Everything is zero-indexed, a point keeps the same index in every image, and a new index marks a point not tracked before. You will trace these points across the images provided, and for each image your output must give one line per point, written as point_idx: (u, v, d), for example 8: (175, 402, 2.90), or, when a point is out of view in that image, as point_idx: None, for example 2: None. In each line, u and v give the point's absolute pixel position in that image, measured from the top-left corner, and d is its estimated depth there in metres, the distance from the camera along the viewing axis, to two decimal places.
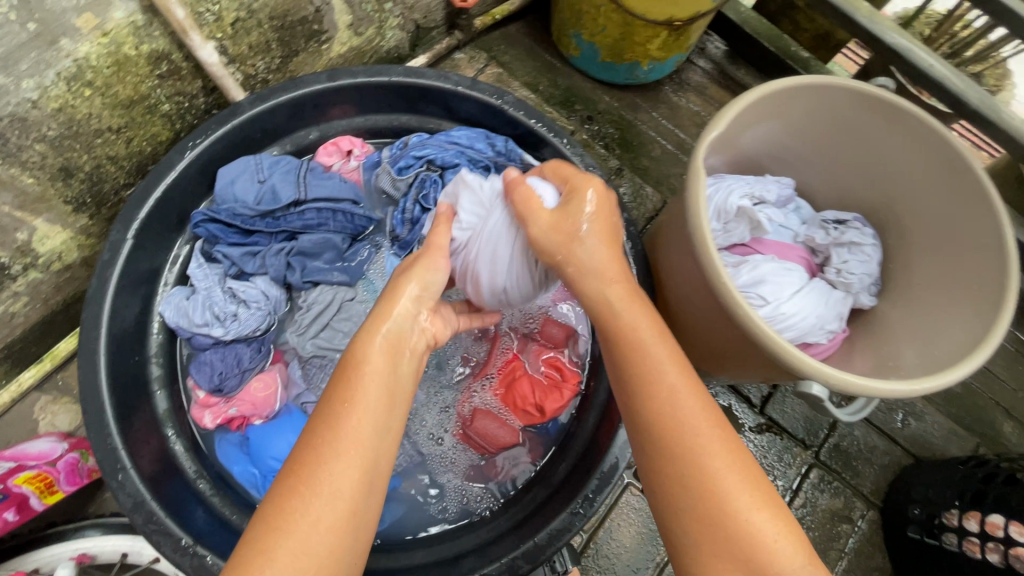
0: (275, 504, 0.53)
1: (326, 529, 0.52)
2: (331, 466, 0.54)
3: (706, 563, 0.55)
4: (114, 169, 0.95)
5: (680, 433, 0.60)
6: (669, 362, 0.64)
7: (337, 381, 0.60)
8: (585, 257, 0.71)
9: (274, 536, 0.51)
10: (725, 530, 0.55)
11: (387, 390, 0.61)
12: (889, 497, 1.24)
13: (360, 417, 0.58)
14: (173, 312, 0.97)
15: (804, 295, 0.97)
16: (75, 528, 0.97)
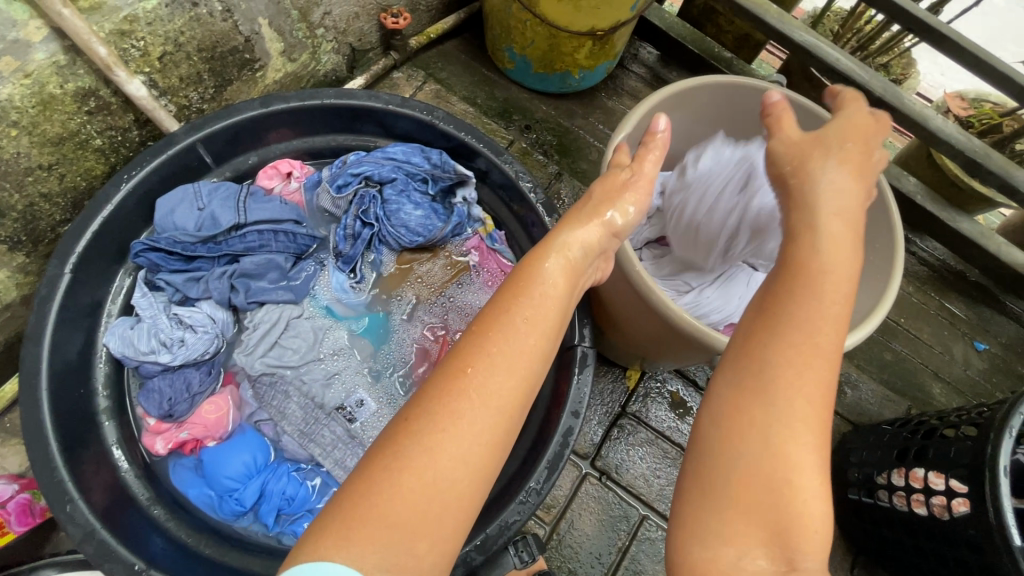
0: (418, 422, 0.54)
1: (462, 458, 0.52)
2: (472, 399, 0.54)
3: (732, 525, 0.50)
4: (49, 206, 0.96)
5: (790, 389, 0.53)
6: (841, 306, 0.56)
7: (496, 312, 0.61)
8: (820, 180, 0.64)
9: (439, 413, 0.53)
10: (780, 502, 0.50)
11: (536, 346, 0.60)
12: (832, 464, 1.32)
13: (505, 362, 0.57)
14: (117, 343, 0.98)
15: (727, 279, 1.03)
16: (29, 568, 0.96)
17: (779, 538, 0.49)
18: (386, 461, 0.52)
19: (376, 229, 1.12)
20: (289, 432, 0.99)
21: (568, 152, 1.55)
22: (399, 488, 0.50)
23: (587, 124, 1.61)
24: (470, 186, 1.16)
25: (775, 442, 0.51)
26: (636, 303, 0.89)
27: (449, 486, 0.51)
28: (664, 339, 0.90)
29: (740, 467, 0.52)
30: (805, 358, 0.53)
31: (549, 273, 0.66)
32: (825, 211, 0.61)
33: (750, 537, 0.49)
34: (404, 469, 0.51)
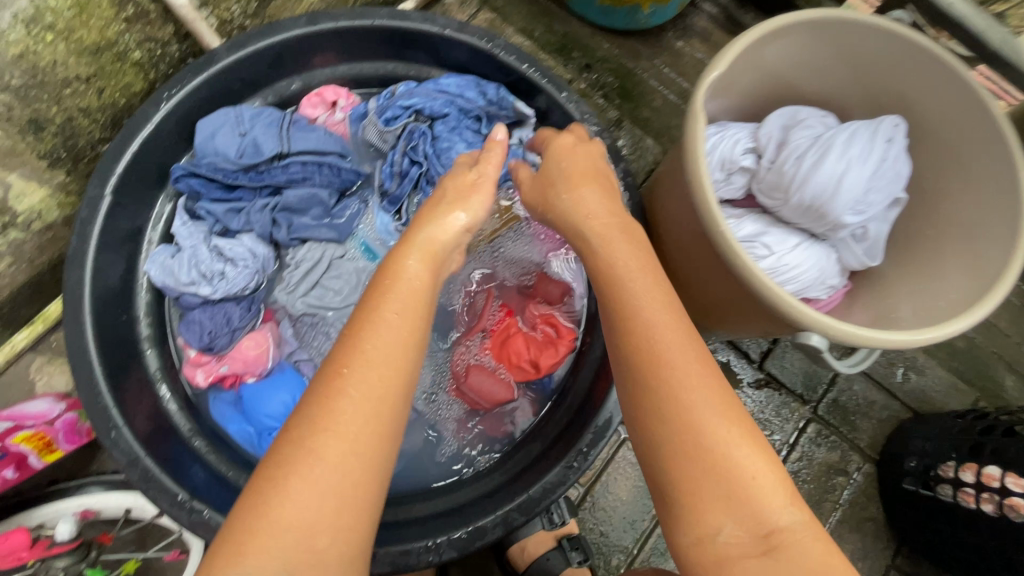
0: (301, 440, 0.51)
1: (351, 462, 0.50)
2: (353, 403, 0.52)
3: (694, 521, 0.52)
4: (88, 122, 0.91)
5: (679, 383, 0.55)
6: (658, 303, 0.60)
7: (369, 307, 0.58)
8: (566, 208, 0.73)
9: (318, 426, 0.51)
10: (720, 478, 0.52)
11: (405, 331, 0.57)
12: (886, 451, 1.24)
13: (379, 352, 0.55)
14: (158, 271, 0.94)
15: (804, 248, 0.94)
16: (76, 486, 0.98)
17: (741, 514, 0.51)
18: (281, 479, 0.49)
19: (424, 168, 1.04)
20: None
21: (630, 97, 1.41)
22: (298, 498, 0.48)
23: (653, 67, 1.45)
24: (528, 126, 1.07)
25: (685, 432, 0.54)
26: (713, 267, 0.81)
27: (343, 486, 0.50)
28: (739, 308, 0.83)
29: (668, 460, 0.54)
30: (675, 351, 0.57)
31: (404, 265, 0.63)
32: (585, 218, 0.71)
33: (717, 517, 0.52)
34: (299, 483, 0.49)
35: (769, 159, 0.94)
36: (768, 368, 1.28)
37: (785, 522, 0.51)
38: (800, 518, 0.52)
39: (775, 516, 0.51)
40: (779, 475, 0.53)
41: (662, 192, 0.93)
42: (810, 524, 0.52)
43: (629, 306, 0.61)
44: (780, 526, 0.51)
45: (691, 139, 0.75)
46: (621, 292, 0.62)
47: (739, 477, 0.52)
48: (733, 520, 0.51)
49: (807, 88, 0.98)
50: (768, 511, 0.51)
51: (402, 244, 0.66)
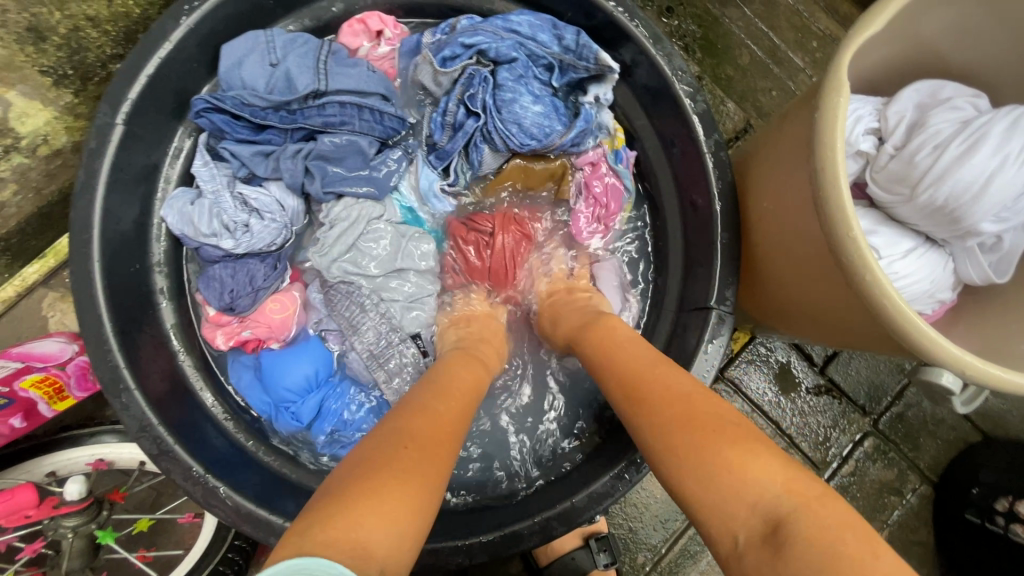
0: (375, 468, 0.47)
1: (416, 493, 0.47)
2: (426, 448, 0.51)
3: (710, 510, 0.48)
4: (96, 33, 0.78)
5: (660, 403, 0.57)
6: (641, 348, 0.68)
7: (428, 392, 0.63)
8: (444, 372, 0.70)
9: (380, 458, 0.49)
10: (711, 466, 0.49)
11: (458, 410, 0.62)
12: (949, 475, 1.13)
13: (428, 416, 0.57)
14: (176, 219, 0.84)
15: (918, 255, 0.78)
16: (89, 433, 0.90)
17: (744, 503, 0.46)
18: (349, 502, 0.44)
19: (482, 121, 0.90)
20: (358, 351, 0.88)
21: (714, 51, 1.19)
22: (371, 523, 0.43)
23: (743, 17, 1.21)
24: (608, 83, 0.92)
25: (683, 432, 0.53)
26: (822, 272, 0.68)
27: (402, 511, 0.45)
28: (843, 322, 0.70)
29: (665, 456, 0.53)
30: (657, 379, 0.61)
31: (448, 371, 0.70)
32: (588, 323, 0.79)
33: (728, 514, 0.47)
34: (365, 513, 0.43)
35: (895, 144, 0.78)
36: (830, 375, 1.16)
37: (784, 507, 0.45)
38: (803, 500, 0.45)
39: (774, 500, 0.46)
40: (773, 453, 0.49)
41: (762, 174, 0.78)
42: (817, 502, 0.44)
43: (605, 345, 0.71)
44: (785, 510, 0.44)
45: (828, 111, 0.61)
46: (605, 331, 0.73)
47: (726, 468, 0.48)
48: (741, 515, 0.46)
49: (952, 63, 0.81)
50: (756, 485, 0.47)
51: (456, 360, 0.74)
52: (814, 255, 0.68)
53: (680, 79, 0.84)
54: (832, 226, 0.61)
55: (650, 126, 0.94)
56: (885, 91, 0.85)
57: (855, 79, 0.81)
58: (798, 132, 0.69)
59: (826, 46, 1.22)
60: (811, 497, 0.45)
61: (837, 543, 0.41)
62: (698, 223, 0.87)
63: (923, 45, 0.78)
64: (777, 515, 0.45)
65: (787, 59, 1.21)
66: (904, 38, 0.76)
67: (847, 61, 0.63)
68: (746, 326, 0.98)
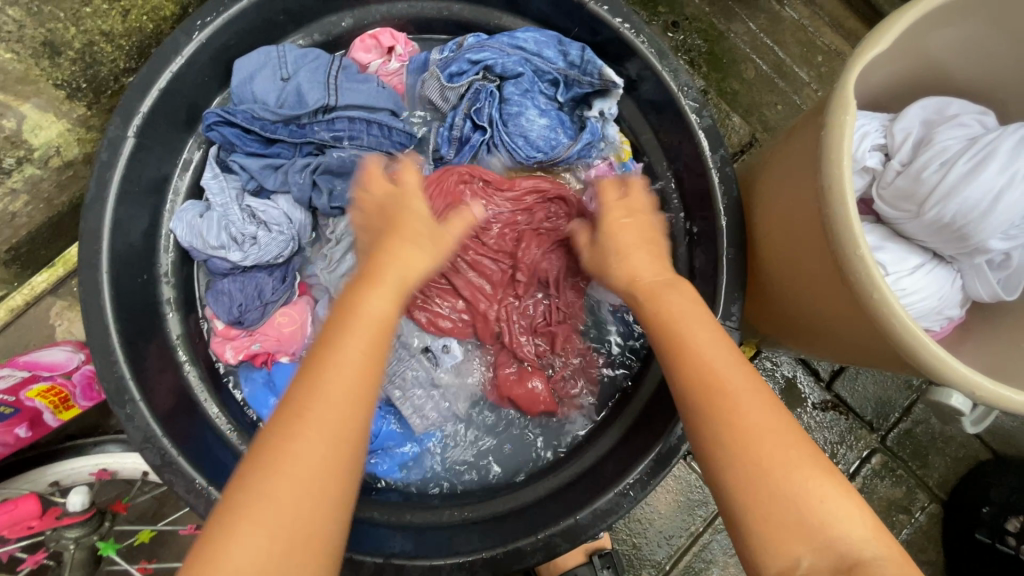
0: (253, 489, 0.46)
1: (295, 503, 0.46)
2: (307, 432, 0.49)
3: (769, 543, 0.47)
4: (110, 47, 0.80)
5: (756, 440, 0.51)
6: (710, 344, 0.58)
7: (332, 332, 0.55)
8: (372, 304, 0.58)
9: (265, 472, 0.47)
10: (784, 505, 0.48)
11: (375, 357, 0.55)
12: (958, 492, 1.11)
13: (332, 385, 0.51)
14: (185, 231, 0.85)
15: (925, 271, 0.77)
16: (94, 443, 0.91)
17: (813, 541, 0.46)
18: (225, 522, 0.45)
19: (488, 135, 0.91)
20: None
21: (719, 65, 1.20)
22: (241, 547, 0.44)
23: (748, 32, 1.21)
24: (613, 97, 0.92)
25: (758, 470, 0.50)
26: (827, 287, 0.68)
27: (292, 521, 0.46)
28: (850, 338, 0.69)
29: (731, 491, 0.50)
30: (724, 372, 0.56)
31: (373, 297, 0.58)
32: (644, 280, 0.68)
33: (789, 551, 0.47)
34: (246, 532, 0.44)
35: (902, 160, 0.78)
36: (837, 390, 1.15)
37: (865, 552, 0.46)
38: (885, 550, 0.46)
39: (856, 543, 0.46)
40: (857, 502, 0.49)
41: (767, 188, 0.79)
42: (897, 556, 0.46)
43: (680, 342, 0.59)
44: (864, 555, 0.46)
45: (834, 129, 0.61)
46: (661, 307, 0.64)
47: (810, 507, 0.48)
48: (808, 551, 0.46)
49: (957, 79, 0.81)
50: (830, 528, 0.47)
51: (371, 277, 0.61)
52: (820, 268, 0.68)
53: (686, 94, 0.85)
54: (838, 243, 0.61)
55: (655, 140, 0.94)
56: (890, 106, 0.86)
57: (861, 94, 0.81)
58: (803, 149, 0.70)
59: (830, 60, 1.22)
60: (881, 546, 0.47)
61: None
62: (704, 237, 0.87)
63: (931, 62, 0.78)
64: (851, 557, 0.46)
65: (792, 73, 1.21)
66: (912, 55, 0.76)
67: (853, 78, 0.63)
68: (752, 340, 0.98)
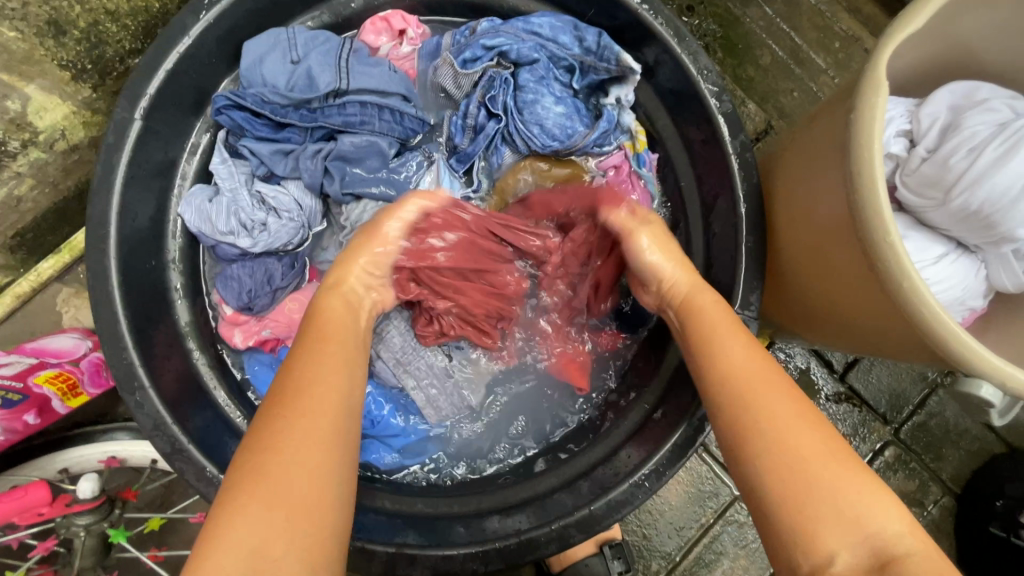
0: (252, 467, 0.49)
1: (286, 488, 0.48)
2: (296, 424, 0.52)
3: (807, 530, 0.47)
4: (116, 27, 0.78)
5: (774, 421, 0.52)
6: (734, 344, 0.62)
7: (308, 337, 0.62)
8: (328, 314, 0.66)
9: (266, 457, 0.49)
10: (812, 496, 0.48)
11: None
12: (972, 486, 1.10)
13: (325, 377, 0.57)
14: (194, 215, 0.84)
15: (950, 261, 0.76)
16: (101, 431, 0.90)
17: (859, 534, 0.46)
18: (226, 499, 0.48)
19: (503, 122, 0.89)
20: (383, 358, 0.88)
21: (735, 51, 1.17)
22: (243, 524, 0.46)
23: (764, 17, 1.18)
24: (630, 84, 0.90)
25: (781, 448, 0.51)
26: (848, 276, 0.67)
27: (285, 500, 0.47)
28: (870, 328, 0.68)
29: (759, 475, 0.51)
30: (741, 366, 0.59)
31: (324, 302, 0.69)
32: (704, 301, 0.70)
33: (820, 545, 0.46)
34: (245, 506, 0.47)
35: (927, 146, 0.76)
36: (850, 382, 1.13)
37: (890, 536, 0.46)
38: (915, 542, 0.45)
39: (889, 535, 0.46)
40: (877, 482, 0.49)
41: (788, 175, 0.77)
42: (927, 547, 0.45)
43: (708, 339, 0.64)
44: (901, 551, 0.45)
45: (865, 115, 0.59)
46: (702, 319, 0.67)
47: (835, 495, 0.48)
48: (843, 542, 0.46)
49: (987, 64, 0.78)
50: (876, 519, 0.47)
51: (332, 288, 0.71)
52: (843, 257, 0.66)
53: (706, 79, 0.82)
54: (868, 233, 0.59)
55: (672, 126, 0.92)
56: (917, 91, 0.83)
57: (887, 79, 0.79)
58: (827, 135, 0.68)
59: (848, 46, 1.20)
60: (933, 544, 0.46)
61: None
62: (722, 226, 0.85)
63: (959, 45, 0.76)
64: (884, 553, 0.45)
65: (809, 59, 1.18)
66: (939, 39, 0.74)
67: (885, 62, 0.61)
68: (767, 330, 0.97)
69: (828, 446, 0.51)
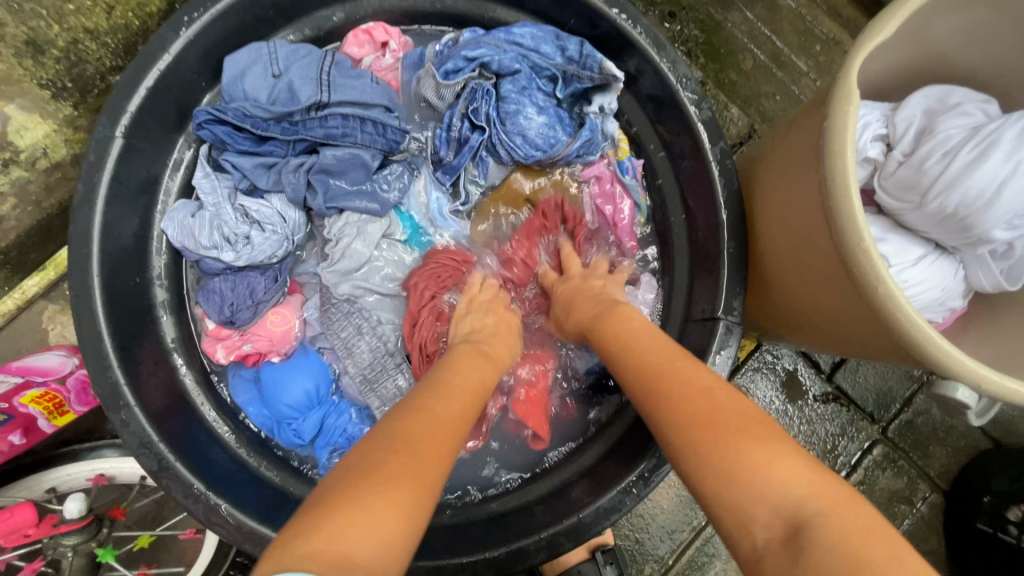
0: (358, 481, 0.46)
1: (396, 495, 0.45)
2: (413, 449, 0.50)
3: (722, 506, 0.48)
4: (95, 45, 0.78)
5: (698, 407, 0.55)
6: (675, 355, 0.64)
7: (426, 387, 0.62)
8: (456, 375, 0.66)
9: (375, 473, 0.47)
10: (737, 480, 0.48)
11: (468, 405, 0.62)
12: (959, 482, 1.11)
13: (435, 404, 0.58)
14: (176, 231, 0.84)
15: (928, 262, 0.77)
16: (90, 448, 0.90)
17: (763, 507, 0.46)
18: (338, 500, 0.44)
19: (487, 134, 0.89)
20: (351, 374, 0.87)
21: (717, 56, 1.18)
22: (353, 525, 0.42)
23: (745, 21, 1.20)
24: (613, 92, 0.91)
25: (688, 417, 0.55)
26: (825, 279, 0.67)
27: (395, 517, 0.45)
28: (851, 331, 0.69)
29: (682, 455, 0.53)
30: (671, 368, 0.61)
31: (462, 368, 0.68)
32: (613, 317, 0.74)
33: (748, 513, 0.47)
34: (363, 512, 0.43)
35: (903, 150, 0.77)
36: (837, 382, 1.14)
37: (810, 509, 0.45)
38: (827, 504, 0.45)
39: (800, 501, 0.45)
40: (777, 444, 0.50)
41: (767, 179, 0.78)
42: (840, 509, 0.44)
43: (634, 354, 0.66)
44: (809, 511, 0.44)
45: (838, 121, 0.60)
46: (621, 333, 0.70)
47: (749, 466, 0.48)
48: (762, 517, 0.46)
49: (960, 67, 0.79)
50: (777, 487, 0.47)
51: (465, 348, 0.74)
52: (820, 259, 0.67)
53: (685, 86, 0.83)
54: (842, 237, 0.60)
55: (654, 135, 0.93)
56: (892, 95, 0.84)
57: (863, 83, 0.80)
58: (803, 138, 0.69)
59: (829, 49, 1.21)
60: (835, 504, 0.45)
61: (860, 546, 0.41)
62: (705, 232, 0.86)
63: (931, 50, 0.77)
64: (800, 515, 0.45)
65: (790, 63, 1.20)
66: (913, 43, 0.75)
67: (857, 68, 0.62)
68: (753, 334, 0.97)
69: (760, 424, 0.52)
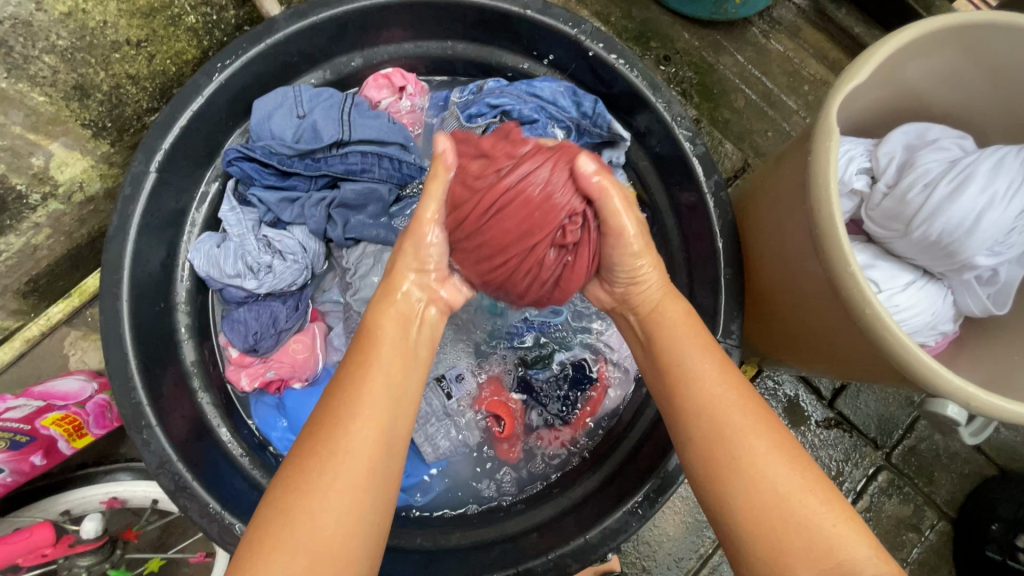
0: (287, 499, 0.50)
1: (325, 525, 0.49)
2: (331, 462, 0.51)
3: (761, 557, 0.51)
4: (136, 89, 0.84)
5: (751, 455, 0.54)
6: (724, 378, 0.60)
7: (350, 363, 0.59)
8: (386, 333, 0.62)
9: (295, 503, 0.49)
10: (779, 526, 0.51)
11: (387, 388, 0.57)
12: (967, 509, 1.11)
13: (361, 396, 0.55)
14: (203, 261, 0.88)
15: (917, 288, 0.80)
16: (104, 471, 0.92)
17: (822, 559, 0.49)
18: (268, 526, 0.49)
19: None
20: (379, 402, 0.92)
21: (710, 95, 1.25)
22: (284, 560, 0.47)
23: (736, 64, 1.27)
24: (620, 148, 0.98)
25: (728, 454, 0.55)
26: (819, 301, 0.70)
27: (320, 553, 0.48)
28: (844, 352, 0.71)
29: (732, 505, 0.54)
30: (718, 395, 0.58)
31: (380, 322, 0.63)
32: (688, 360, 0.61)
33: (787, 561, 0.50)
34: (280, 543, 0.47)
35: (887, 183, 0.82)
36: (839, 408, 1.16)
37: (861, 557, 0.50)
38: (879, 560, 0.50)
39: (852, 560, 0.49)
40: (841, 509, 0.52)
41: (762, 203, 0.82)
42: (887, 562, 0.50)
43: (697, 384, 0.60)
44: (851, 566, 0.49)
45: (820, 151, 0.65)
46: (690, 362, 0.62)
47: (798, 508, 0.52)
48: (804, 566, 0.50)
49: (936, 105, 0.85)
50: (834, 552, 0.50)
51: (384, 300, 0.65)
52: (811, 282, 0.70)
53: (680, 124, 0.89)
54: (829, 260, 0.64)
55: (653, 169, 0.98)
56: (873, 132, 0.90)
57: (845, 120, 0.86)
58: (793, 169, 0.73)
59: (817, 88, 1.28)
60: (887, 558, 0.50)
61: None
62: (702, 261, 0.90)
63: (907, 89, 0.83)
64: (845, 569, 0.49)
65: (781, 102, 1.27)
66: (889, 84, 0.81)
67: (836, 106, 0.68)
68: (754, 359, 0.99)
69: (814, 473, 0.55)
